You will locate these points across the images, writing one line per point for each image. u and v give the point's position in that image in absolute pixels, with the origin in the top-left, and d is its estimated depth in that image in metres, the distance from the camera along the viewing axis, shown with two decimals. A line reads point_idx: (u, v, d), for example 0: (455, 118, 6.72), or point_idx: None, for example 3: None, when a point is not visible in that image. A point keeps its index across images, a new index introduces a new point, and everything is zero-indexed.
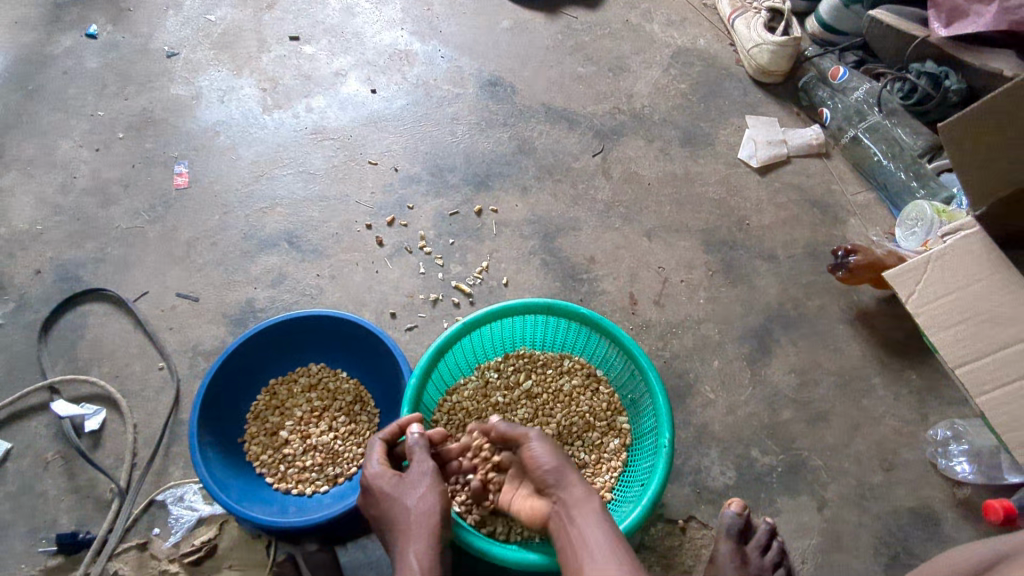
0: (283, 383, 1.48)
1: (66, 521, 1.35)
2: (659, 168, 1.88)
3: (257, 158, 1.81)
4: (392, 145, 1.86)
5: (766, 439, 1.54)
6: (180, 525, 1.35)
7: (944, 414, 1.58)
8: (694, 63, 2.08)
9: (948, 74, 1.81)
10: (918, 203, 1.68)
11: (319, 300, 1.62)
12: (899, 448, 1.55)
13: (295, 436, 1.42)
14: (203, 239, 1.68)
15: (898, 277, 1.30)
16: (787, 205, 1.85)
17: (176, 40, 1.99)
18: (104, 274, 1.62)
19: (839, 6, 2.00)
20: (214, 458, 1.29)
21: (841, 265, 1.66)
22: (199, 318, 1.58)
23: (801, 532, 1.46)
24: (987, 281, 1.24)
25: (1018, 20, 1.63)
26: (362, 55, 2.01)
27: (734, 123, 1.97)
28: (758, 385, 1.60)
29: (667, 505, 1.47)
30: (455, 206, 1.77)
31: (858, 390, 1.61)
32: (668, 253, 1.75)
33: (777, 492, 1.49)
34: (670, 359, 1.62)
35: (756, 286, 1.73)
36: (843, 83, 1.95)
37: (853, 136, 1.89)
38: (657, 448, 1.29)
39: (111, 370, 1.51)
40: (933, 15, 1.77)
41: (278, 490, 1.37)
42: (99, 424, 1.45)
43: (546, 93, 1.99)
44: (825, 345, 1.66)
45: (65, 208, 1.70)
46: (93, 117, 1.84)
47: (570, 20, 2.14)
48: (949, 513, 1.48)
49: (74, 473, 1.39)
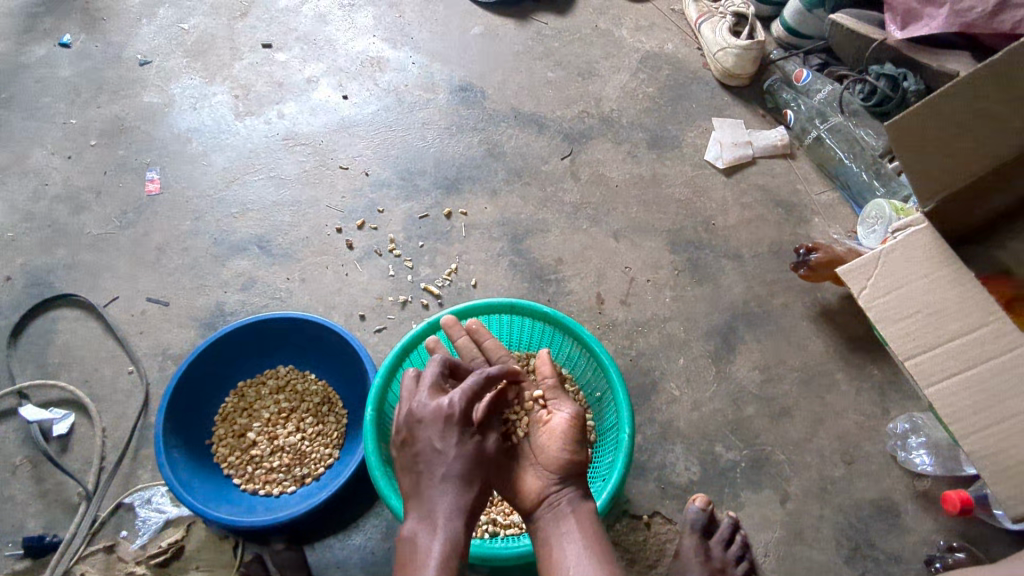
0: (252, 385, 1.49)
1: (33, 524, 1.36)
2: (627, 170, 1.91)
3: (229, 163, 1.83)
4: (363, 150, 1.88)
5: (730, 435, 1.57)
6: (147, 528, 1.36)
7: (904, 408, 1.61)
8: (662, 67, 2.12)
9: (907, 75, 1.85)
10: (876, 202, 1.70)
11: (289, 303, 1.64)
12: (860, 442, 1.58)
13: (263, 438, 1.44)
14: (174, 244, 1.70)
15: (851, 273, 1.34)
16: (752, 205, 1.88)
17: (149, 49, 2.01)
18: (74, 279, 1.63)
19: (801, 11, 2.04)
20: (179, 460, 1.30)
21: (802, 262, 1.71)
22: (169, 323, 1.59)
23: (764, 525, 1.48)
24: (932, 278, 1.27)
25: (969, 22, 1.66)
26: (334, 62, 2.04)
27: (701, 125, 2.01)
28: (722, 381, 1.63)
29: (632, 501, 1.49)
30: (425, 209, 1.79)
31: (821, 385, 1.64)
32: (635, 253, 1.78)
33: (740, 486, 1.52)
34: (636, 357, 1.65)
35: (721, 284, 1.76)
36: (806, 86, 1.99)
37: (816, 137, 1.93)
38: (618, 443, 1.30)
39: (81, 375, 1.52)
40: (890, 18, 1.84)
41: (245, 491, 1.38)
42: (67, 428, 1.46)
43: (516, 98, 2.02)
44: (789, 342, 1.69)
45: (36, 215, 1.72)
46: (66, 125, 1.86)
47: (541, 26, 2.18)
48: (909, 505, 1.51)
49: (42, 477, 1.40)
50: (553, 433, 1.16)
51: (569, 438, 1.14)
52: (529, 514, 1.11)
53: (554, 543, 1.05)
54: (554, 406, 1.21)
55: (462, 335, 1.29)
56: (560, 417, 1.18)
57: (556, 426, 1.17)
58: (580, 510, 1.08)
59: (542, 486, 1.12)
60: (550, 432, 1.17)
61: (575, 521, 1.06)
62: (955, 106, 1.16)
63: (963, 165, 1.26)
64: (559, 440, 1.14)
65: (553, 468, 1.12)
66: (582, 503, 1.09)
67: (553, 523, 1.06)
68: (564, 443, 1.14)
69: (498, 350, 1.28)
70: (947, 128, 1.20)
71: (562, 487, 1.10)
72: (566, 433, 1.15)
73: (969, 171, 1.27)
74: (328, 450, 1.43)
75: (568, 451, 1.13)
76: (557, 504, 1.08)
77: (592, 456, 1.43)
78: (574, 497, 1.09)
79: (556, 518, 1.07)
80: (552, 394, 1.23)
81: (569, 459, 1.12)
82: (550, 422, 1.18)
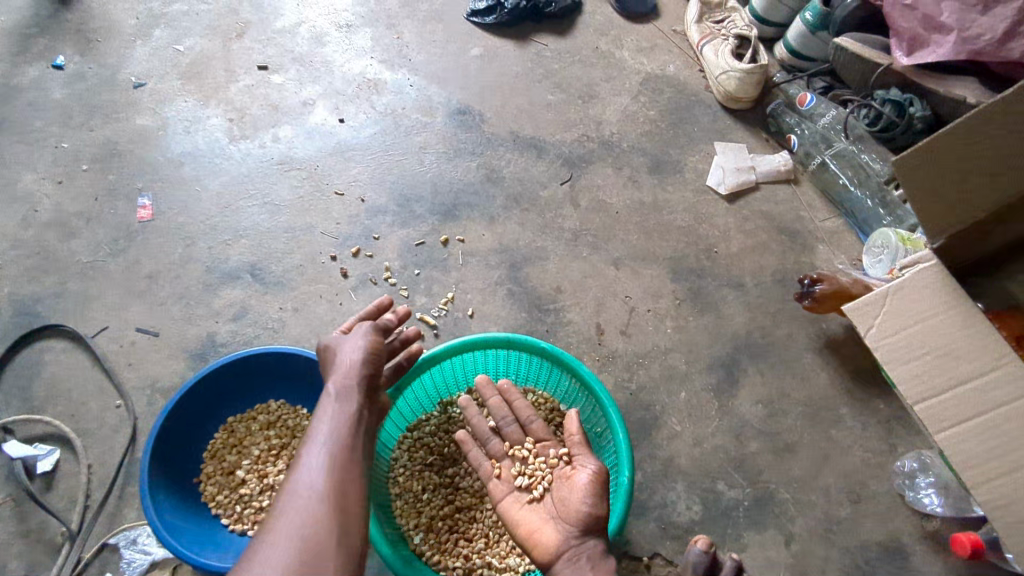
0: (241, 421, 1.46)
1: (15, 566, 1.32)
2: (627, 196, 1.88)
3: (222, 189, 1.80)
4: (358, 175, 1.85)
5: (733, 472, 1.53)
6: (132, 570, 1.32)
7: (912, 444, 1.57)
8: (664, 90, 2.09)
9: (914, 101, 1.82)
10: (882, 230, 1.68)
11: (281, 334, 1.61)
12: (866, 479, 1.53)
13: (252, 476, 1.40)
14: (165, 272, 1.66)
15: (856, 311, 1.31)
16: (755, 232, 1.84)
17: (143, 71, 1.99)
18: (63, 309, 1.60)
19: (806, 33, 2.01)
20: (165, 502, 1.26)
21: (807, 293, 1.66)
22: (158, 354, 1.56)
23: (767, 567, 1.44)
24: (944, 317, 1.23)
25: (978, 50, 1.63)
26: (330, 84, 2.01)
27: (704, 149, 1.98)
28: (725, 416, 1.59)
29: (632, 541, 1.45)
30: (422, 236, 1.76)
31: (826, 420, 1.60)
32: (635, 282, 1.75)
33: (744, 526, 1.47)
34: (636, 390, 1.61)
35: (723, 314, 1.72)
36: (810, 110, 1.95)
37: (821, 162, 1.90)
38: (617, 487, 1.26)
39: (67, 409, 1.48)
40: (896, 43, 1.80)
41: (233, 532, 1.35)
42: (52, 465, 1.42)
43: (514, 121, 1.99)
44: (793, 375, 1.65)
45: (25, 242, 1.68)
46: (57, 149, 1.83)
47: (540, 48, 2.15)
48: (917, 547, 1.46)
49: (24, 516, 1.36)
50: (574, 487, 1.13)
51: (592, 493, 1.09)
52: (548, 570, 1.05)
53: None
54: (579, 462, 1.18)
55: (492, 395, 1.30)
56: (583, 473, 1.14)
57: (579, 482, 1.13)
58: (599, 566, 1.01)
59: (563, 540, 1.06)
60: (572, 487, 1.13)
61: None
62: (967, 141, 1.13)
63: (973, 202, 1.22)
64: (581, 493, 1.10)
65: (575, 522, 1.07)
66: (602, 560, 1.03)
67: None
68: (584, 495, 1.10)
69: (526, 411, 1.29)
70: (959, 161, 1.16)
71: (582, 540, 1.05)
72: (587, 487, 1.10)
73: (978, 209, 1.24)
74: None
75: (589, 504, 1.08)
76: (577, 558, 1.02)
77: None
78: (592, 551, 1.03)
79: (574, 573, 1.00)
80: (578, 451, 1.19)
81: (590, 513, 1.07)
82: (573, 477, 1.15)
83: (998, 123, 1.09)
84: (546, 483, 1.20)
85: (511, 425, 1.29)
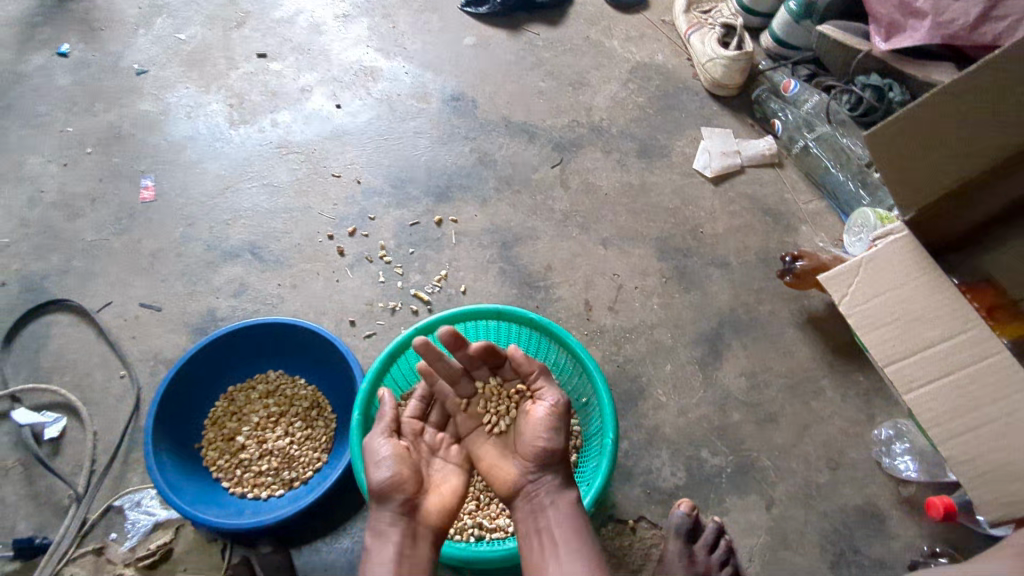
0: (241, 390, 1.51)
1: (24, 526, 1.38)
2: (616, 178, 1.93)
3: (223, 171, 1.85)
4: (355, 158, 1.90)
5: (716, 440, 1.58)
6: (136, 530, 1.37)
7: (889, 414, 1.63)
8: (652, 78, 2.14)
9: (892, 86, 1.86)
10: (862, 210, 1.72)
11: (279, 309, 1.66)
12: (846, 448, 1.59)
13: (252, 441, 1.46)
14: (167, 251, 1.72)
15: (831, 280, 1.36)
16: (740, 213, 1.90)
17: (146, 59, 2.05)
18: (68, 285, 1.66)
19: (790, 22, 2.07)
20: (168, 463, 1.32)
21: (789, 270, 1.73)
22: (161, 328, 1.61)
23: (749, 530, 1.49)
24: (915, 285, 1.29)
25: (952, 34, 1.68)
26: (328, 72, 2.07)
27: (691, 134, 2.03)
28: (709, 387, 1.64)
29: (618, 506, 1.50)
30: (416, 217, 1.82)
31: (807, 392, 1.65)
32: (623, 261, 1.80)
33: (726, 491, 1.53)
34: (623, 363, 1.66)
35: (708, 291, 1.77)
36: (794, 96, 2.02)
37: (803, 146, 1.96)
38: (602, 448, 1.31)
39: (73, 379, 1.54)
40: (875, 29, 1.86)
41: (233, 494, 1.40)
42: (59, 431, 1.47)
43: (507, 107, 2.04)
44: (775, 349, 1.70)
45: (32, 221, 1.74)
46: (62, 133, 1.89)
47: (532, 37, 2.21)
48: (892, 511, 1.52)
49: (32, 479, 1.42)
50: (531, 422, 1.16)
51: (546, 427, 1.14)
52: (509, 500, 1.15)
53: (529, 535, 1.09)
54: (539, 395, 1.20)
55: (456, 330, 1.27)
56: (542, 407, 1.17)
57: (536, 416, 1.16)
58: (558, 502, 1.11)
59: (520, 475, 1.15)
60: (530, 420, 1.17)
61: (552, 514, 1.10)
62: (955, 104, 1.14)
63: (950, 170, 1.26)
64: (536, 429, 1.15)
65: (529, 457, 1.14)
66: (559, 493, 1.12)
67: (530, 518, 1.10)
68: (541, 429, 1.14)
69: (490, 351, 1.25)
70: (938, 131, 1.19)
71: (540, 475, 1.13)
72: (542, 420, 1.14)
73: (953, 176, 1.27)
74: (316, 454, 1.44)
75: (545, 440, 1.13)
76: (534, 494, 1.12)
77: (578, 460, 1.44)
78: (551, 488, 1.12)
79: (533, 512, 1.11)
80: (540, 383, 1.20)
81: (546, 447, 1.13)
82: (531, 411, 1.18)
83: (980, 88, 1.11)
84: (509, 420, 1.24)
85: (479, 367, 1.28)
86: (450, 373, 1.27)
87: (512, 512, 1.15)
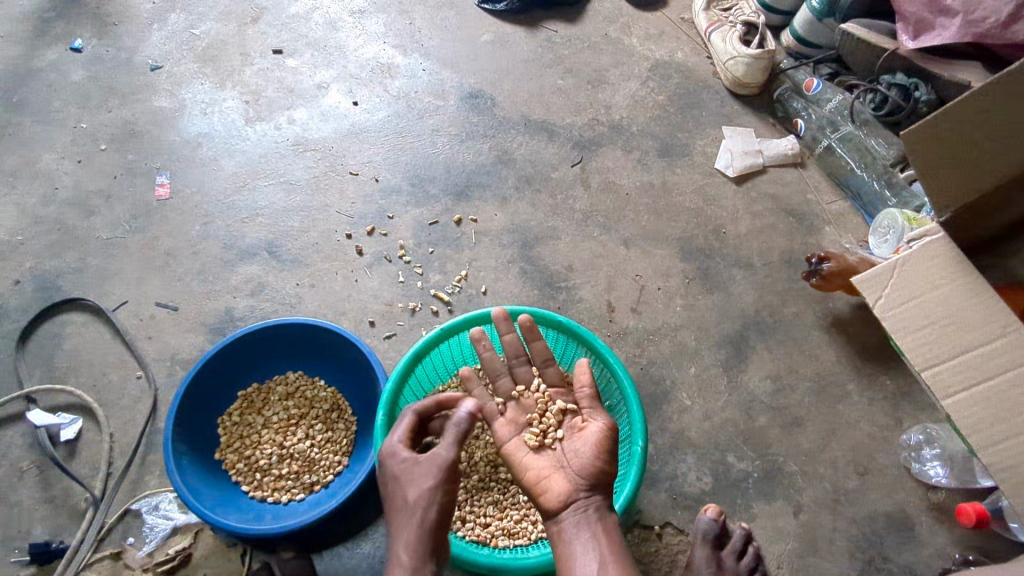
0: (261, 391, 1.49)
1: (40, 531, 1.35)
2: (637, 178, 1.91)
3: (239, 168, 1.83)
4: (373, 155, 1.88)
5: (743, 445, 1.55)
6: (155, 534, 1.35)
7: (917, 419, 1.60)
8: (672, 76, 2.12)
9: (919, 84, 1.84)
10: (889, 210, 1.68)
11: (297, 309, 1.63)
12: (873, 453, 1.56)
13: (272, 444, 1.43)
14: (183, 249, 1.69)
15: (865, 282, 1.34)
16: (763, 213, 1.87)
17: (160, 54, 2.02)
18: (83, 283, 1.63)
19: (812, 20, 2.04)
20: (188, 466, 1.29)
21: (815, 272, 1.69)
22: (177, 328, 1.59)
23: (777, 537, 1.46)
24: (951, 288, 1.27)
25: (983, 32, 1.66)
26: (344, 68, 2.04)
27: (712, 133, 2.01)
28: (734, 391, 1.62)
29: (644, 511, 1.47)
30: (435, 216, 1.79)
31: (833, 395, 1.62)
32: (645, 262, 1.77)
33: (753, 497, 1.50)
34: (647, 365, 1.64)
35: (732, 293, 1.74)
36: (816, 95, 1.99)
37: (827, 146, 1.93)
38: (631, 457, 1.26)
39: (89, 380, 1.51)
40: (903, 28, 1.84)
41: (253, 498, 1.37)
42: (75, 433, 1.45)
43: (525, 104, 2.02)
44: (801, 352, 1.67)
45: (45, 218, 1.71)
46: (76, 128, 1.86)
47: (550, 34, 2.18)
48: (923, 517, 1.49)
49: (49, 482, 1.40)
50: (586, 440, 1.21)
51: (600, 460, 1.16)
52: (553, 514, 1.13)
53: (577, 543, 1.07)
54: (589, 416, 1.25)
55: (508, 331, 1.32)
56: (595, 427, 1.22)
57: (590, 435, 1.21)
58: (606, 517, 1.10)
59: (571, 488, 1.14)
60: (583, 440, 1.21)
61: (600, 525, 1.09)
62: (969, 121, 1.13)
63: (993, 165, 1.19)
64: (591, 447, 1.19)
65: (581, 471, 1.16)
66: (608, 512, 1.11)
67: (578, 526, 1.09)
68: (598, 451, 1.17)
69: (558, 378, 1.33)
70: (965, 129, 1.14)
71: (591, 492, 1.13)
72: (601, 444, 1.18)
73: (999, 170, 1.20)
74: (337, 457, 1.41)
75: (600, 461, 1.16)
76: (585, 508, 1.11)
77: None
78: (602, 505, 1.12)
79: (581, 522, 1.09)
80: (588, 404, 1.26)
81: (600, 467, 1.16)
82: (585, 430, 1.22)
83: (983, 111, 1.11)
84: (555, 433, 1.25)
85: (525, 366, 1.34)
86: (494, 369, 1.33)
87: (551, 526, 1.13)
